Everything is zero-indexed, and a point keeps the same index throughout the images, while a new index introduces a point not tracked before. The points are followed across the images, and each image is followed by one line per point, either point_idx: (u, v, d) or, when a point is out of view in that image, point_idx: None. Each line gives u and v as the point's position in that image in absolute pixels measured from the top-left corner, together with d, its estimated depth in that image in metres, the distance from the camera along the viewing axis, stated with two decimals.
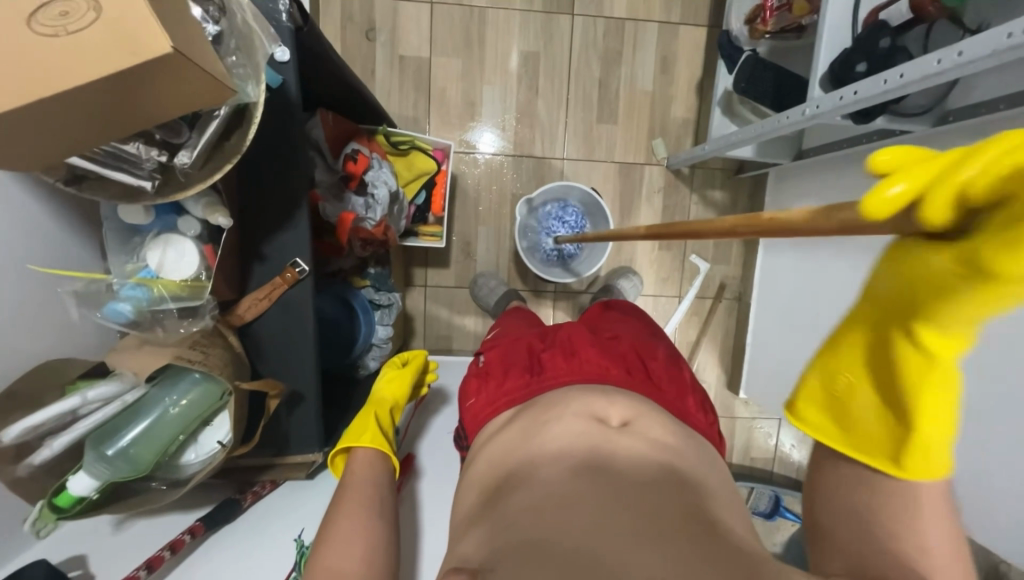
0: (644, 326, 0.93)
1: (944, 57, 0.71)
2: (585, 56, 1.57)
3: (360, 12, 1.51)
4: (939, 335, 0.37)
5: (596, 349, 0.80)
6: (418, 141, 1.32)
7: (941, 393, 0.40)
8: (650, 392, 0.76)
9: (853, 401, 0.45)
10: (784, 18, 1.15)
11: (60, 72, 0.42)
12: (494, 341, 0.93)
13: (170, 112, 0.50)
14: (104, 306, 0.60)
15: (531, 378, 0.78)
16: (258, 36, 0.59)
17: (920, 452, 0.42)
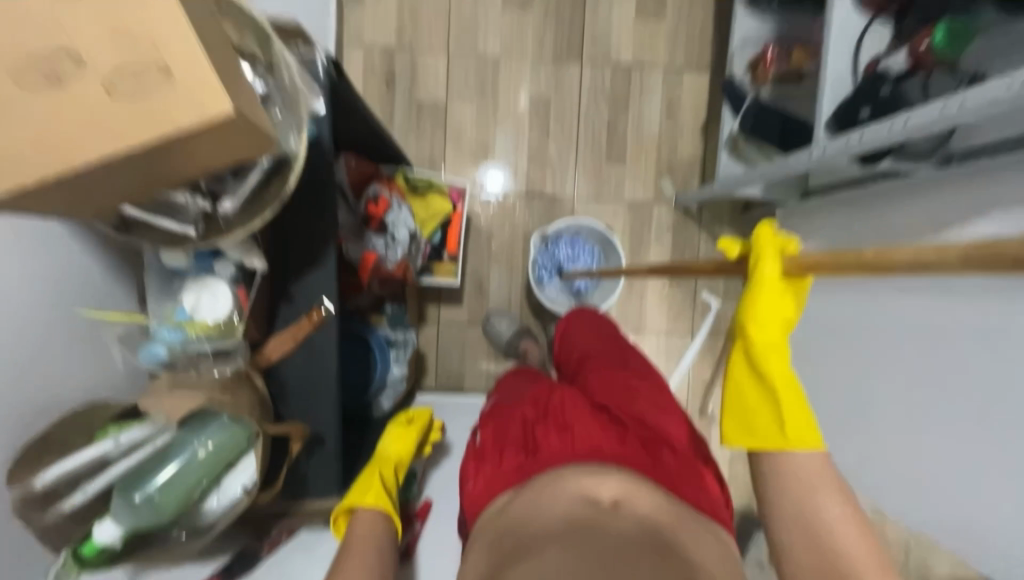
0: (632, 373, 0.87)
1: (947, 105, 0.74)
2: (594, 102, 1.64)
3: (381, 62, 1.59)
4: (769, 331, 0.63)
5: (588, 419, 0.76)
6: (436, 183, 1.37)
7: (789, 381, 0.64)
8: (649, 472, 0.71)
9: (751, 408, 0.66)
10: (783, 64, 1.26)
11: (119, 133, 0.41)
12: (489, 412, 0.87)
13: (218, 152, 0.50)
14: (142, 348, 0.63)
15: (525, 461, 0.73)
16: (303, 93, 0.62)
17: (798, 427, 0.63)
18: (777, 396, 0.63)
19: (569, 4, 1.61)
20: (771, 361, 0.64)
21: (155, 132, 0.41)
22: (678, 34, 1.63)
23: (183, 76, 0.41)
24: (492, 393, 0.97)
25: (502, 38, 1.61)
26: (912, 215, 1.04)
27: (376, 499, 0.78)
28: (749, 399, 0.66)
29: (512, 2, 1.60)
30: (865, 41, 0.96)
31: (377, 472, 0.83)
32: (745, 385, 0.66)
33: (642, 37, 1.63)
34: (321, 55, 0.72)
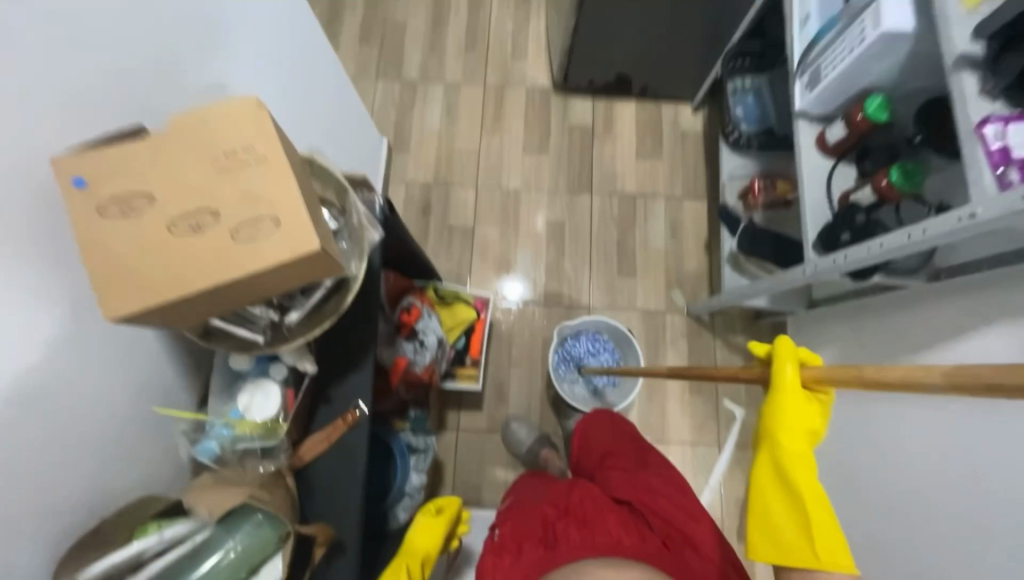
0: (644, 465, 0.95)
1: (912, 233, 0.82)
2: (604, 224, 1.85)
3: (420, 195, 1.88)
4: (792, 441, 0.69)
5: (607, 516, 0.81)
6: (462, 295, 1.51)
7: (814, 495, 0.68)
8: (665, 564, 0.77)
9: (778, 521, 0.69)
10: (769, 195, 1.47)
11: (233, 265, 0.53)
12: (508, 509, 0.93)
13: (289, 284, 0.60)
14: (198, 443, 0.70)
15: (547, 554, 0.78)
16: (368, 230, 0.75)
17: (827, 545, 0.65)
18: (806, 507, 0.67)
19: (579, 148, 1.92)
20: (792, 473, 0.69)
21: (260, 266, 0.53)
22: (674, 168, 1.89)
23: (289, 227, 0.54)
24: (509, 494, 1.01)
25: (523, 175, 1.90)
26: (916, 326, 1.09)
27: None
28: (775, 511, 0.70)
29: (531, 147, 1.92)
30: (834, 177, 1.11)
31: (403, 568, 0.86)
32: (769, 495, 0.71)
33: (643, 171, 1.89)
34: (378, 201, 0.90)
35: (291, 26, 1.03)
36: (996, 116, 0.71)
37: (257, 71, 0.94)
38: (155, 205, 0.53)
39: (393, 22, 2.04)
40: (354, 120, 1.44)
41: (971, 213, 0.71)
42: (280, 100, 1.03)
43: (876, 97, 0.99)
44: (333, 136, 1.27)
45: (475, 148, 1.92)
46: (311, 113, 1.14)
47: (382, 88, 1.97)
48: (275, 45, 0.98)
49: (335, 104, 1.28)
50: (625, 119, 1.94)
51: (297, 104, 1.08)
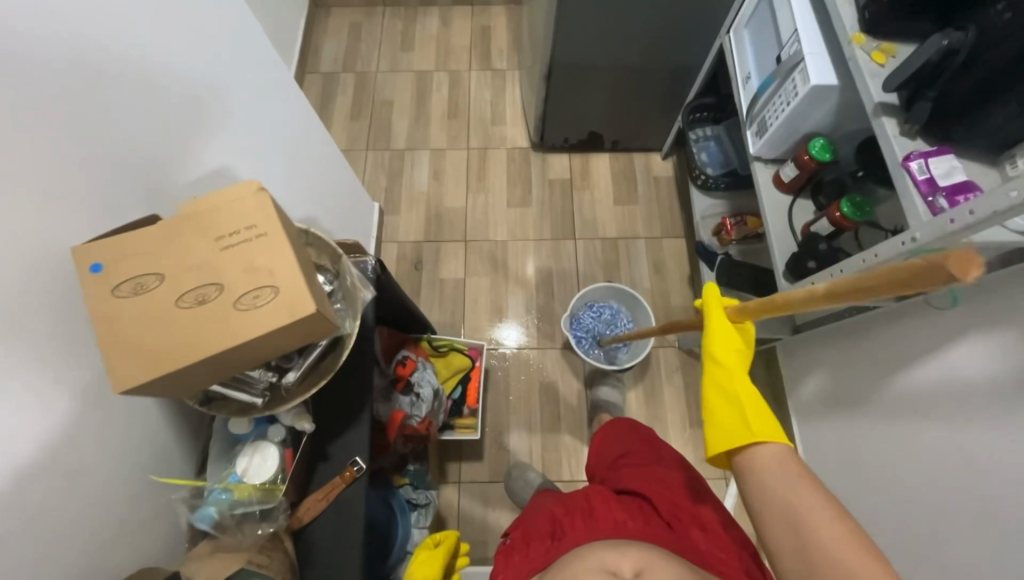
0: (652, 461, 1.04)
1: (866, 258, 0.87)
2: (590, 266, 1.93)
3: (412, 251, 1.96)
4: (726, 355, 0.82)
5: (613, 506, 0.92)
6: (456, 344, 1.54)
7: (748, 394, 0.76)
8: (670, 540, 0.85)
9: (723, 415, 0.74)
10: (743, 229, 1.55)
11: (229, 334, 0.57)
12: (523, 519, 1.05)
13: (290, 345, 0.64)
14: (195, 510, 0.71)
15: (550, 544, 0.90)
16: (360, 290, 0.80)
17: (758, 418, 0.69)
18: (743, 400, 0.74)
19: (560, 198, 2.04)
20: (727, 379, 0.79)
21: (262, 331, 0.57)
22: (651, 211, 2.00)
23: (289, 292, 0.59)
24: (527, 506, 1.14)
25: (509, 227, 2.00)
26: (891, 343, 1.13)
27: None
28: (718, 410, 0.76)
29: (515, 201, 2.04)
30: (794, 210, 1.20)
31: None
32: (714, 402, 0.78)
33: (622, 216, 2.00)
34: (370, 263, 0.95)
35: (287, 113, 1.15)
36: (918, 152, 0.80)
37: (260, 155, 1.03)
38: (162, 281, 0.58)
39: (381, 99, 2.23)
40: (347, 188, 1.54)
41: (911, 238, 0.77)
42: (282, 179, 1.12)
43: (817, 140, 1.10)
44: (328, 206, 1.36)
45: (462, 205, 2.04)
46: (308, 187, 1.23)
47: (372, 156, 2.12)
48: (273, 130, 1.09)
49: (329, 176, 1.38)
50: (600, 169, 2.08)
51: (295, 181, 1.17)
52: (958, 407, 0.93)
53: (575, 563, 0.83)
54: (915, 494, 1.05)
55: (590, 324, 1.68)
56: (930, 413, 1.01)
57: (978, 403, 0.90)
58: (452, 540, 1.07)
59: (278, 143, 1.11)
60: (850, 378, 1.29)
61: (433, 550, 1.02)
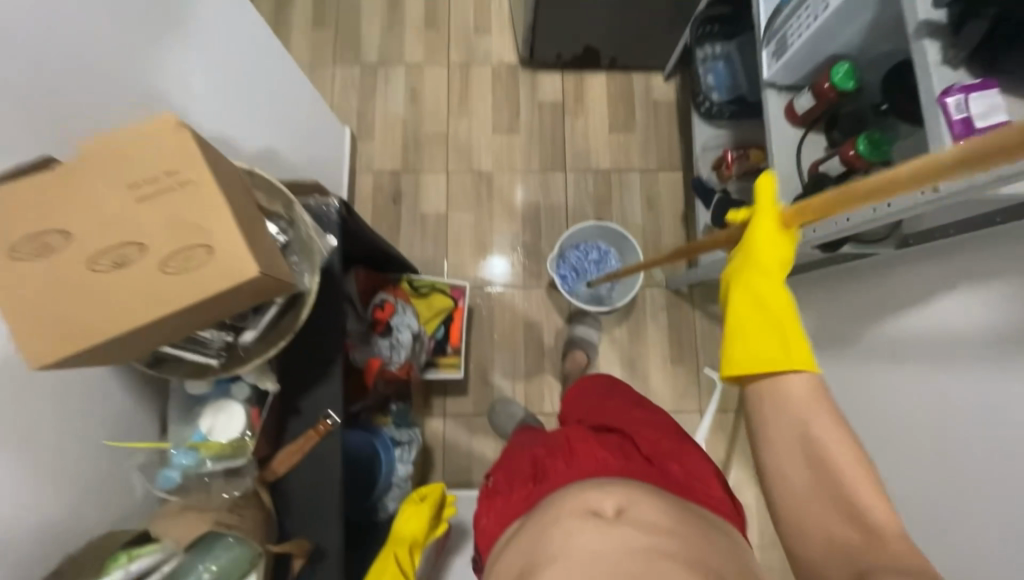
0: (628, 406, 1.08)
1: (878, 208, 0.80)
2: (580, 201, 1.82)
3: (390, 182, 1.82)
4: (771, 270, 0.74)
5: (593, 444, 0.94)
6: (437, 284, 1.49)
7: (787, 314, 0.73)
8: (649, 475, 0.90)
9: (753, 336, 0.72)
10: (745, 163, 1.44)
11: (157, 301, 0.50)
12: (504, 459, 1.08)
13: (237, 307, 0.58)
14: (160, 474, 0.69)
15: (533, 488, 0.93)
16: (318, 240, 0.72)
17: (796, 348, 0.69)
18: (782, 323, 0.71)
19: (551, 124, 1.87)
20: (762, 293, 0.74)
21: (194, 298, 0.50)
22: (648, 141, 1.85)
23: (224, 253, 0.51)
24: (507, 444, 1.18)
25: (495, 156, 1.85)
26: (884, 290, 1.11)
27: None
28: (747, 327, 0.74)
29: (502, 127, 1.87)
30: (804, 146, 1.09)
31: (391, 554, 0.97)
32: (743, 316, 0.75)
33: (617, 146, 1.85)
34: (332, 205, 0.87)
35: (234, 30, 0.98)
36: (959, 86, 0.69)
37: (187, 79, 0.88)
38: (74, 240, 0.50)
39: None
40: (311, 114, 1.37)
41: (932, 188, 0.69)
42: (223, 110, 0.98)
43: (843, 65, 0.97)
44: (288, 138, 1.22)
45: (443, 131, 1.86)
46: (258, 116, 1.08)
47: (340, 71, 1.88)
48: (211, 50, 0.93)
49: (289, 103, 1.22)
50: (596, 91, 1.88)
51: (241, 109, 1.03)
52: (940, 359, 0.93)
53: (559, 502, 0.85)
54: (881, 435, 1.09)
55: (576, 263, 1.64)
56: (910, 362, 1.01)
57: (954, 356, 0.89)
58: (439, 494, 1.09)
59: (217, 65, 0.95)
60: (836, 323, 1.28)
61: (418, 506, 1.04)
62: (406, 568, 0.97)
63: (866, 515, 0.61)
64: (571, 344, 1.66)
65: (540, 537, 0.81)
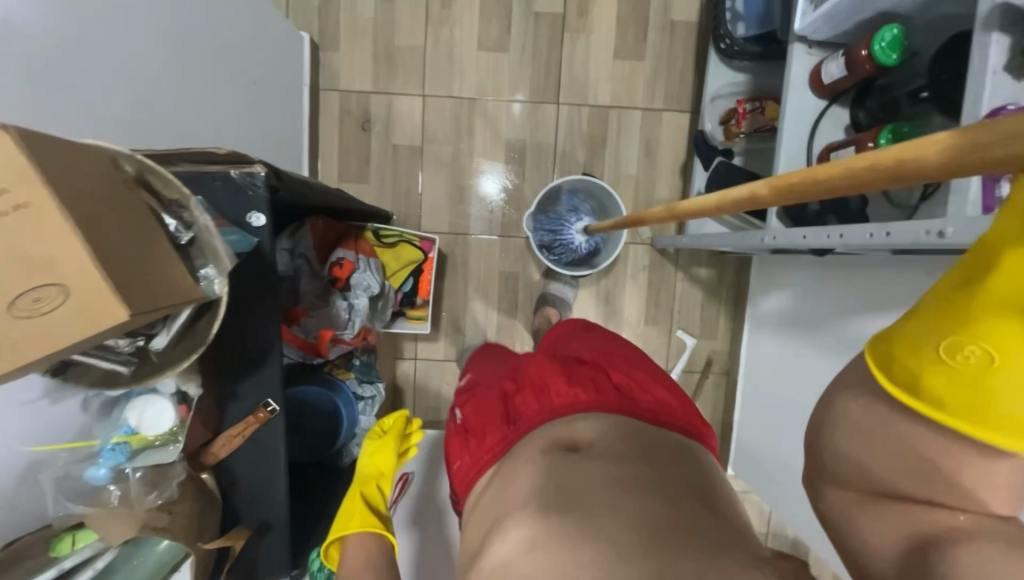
0: (601, 344, 0.97)
1: (875, 233, 0.70)
2: (571, 141, 1.63)
3: (357, 105, 1.61)
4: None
5: (564, 379, 0.82)
6: (405, 235, 1.41)
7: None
8: (627, 407, 0.78)
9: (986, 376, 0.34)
10: (758, 119, 1.26)
11: (10, 351, 0.44)
12: (468, 393, 0.96)
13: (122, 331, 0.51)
14: (87, 469, 0.68)
15: (507, 430, 0.80)
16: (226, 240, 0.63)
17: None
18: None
19: (546, 44, 1.60)
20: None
21: (56, 347, 0.45)
22: (657, 72, 1.60)
23: (85, 296, 0.45)
24: (469, 369, 1.08)
25: (479, 79, 1.61)
26: (878, 288, 1.04)
27: (359, 527, 0.90)
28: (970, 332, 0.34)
29: (489, 43, 1.60)
30: (822, 122, 0.94)
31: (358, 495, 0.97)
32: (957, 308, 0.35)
33: (620, 76, 1.61)
34: (258, 173, 0.77)
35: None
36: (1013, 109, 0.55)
37: (96, 54, 0.82)
38: None
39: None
40: (237, 32, 1.18)
41: (939, 231, 0.59)
42: (140, 74, 0.92)
43: (892, 29, 0.77)
44: (218, 76, 1.12)
45: (420, 43, 1.60)
46: (175, 62, 1.00)
47: None
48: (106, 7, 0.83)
49: (213, 34, 1.09)
50: (604, 3, 1.58)
51: (157, 60, 0.95)
52: None
53: (527, 448, 0.74)
54: None
55: (560, 219, 1.55)
56: None
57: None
58: (398, 427, 1.18)
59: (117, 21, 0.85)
60: (816, 311, 1.24)
61: (381, 440, 1.11)
62: (374, 499, 1.00)
63: (954, 508, 0.38)
64: (544, 300, 1.62)
65: (508, 484, 0.71)
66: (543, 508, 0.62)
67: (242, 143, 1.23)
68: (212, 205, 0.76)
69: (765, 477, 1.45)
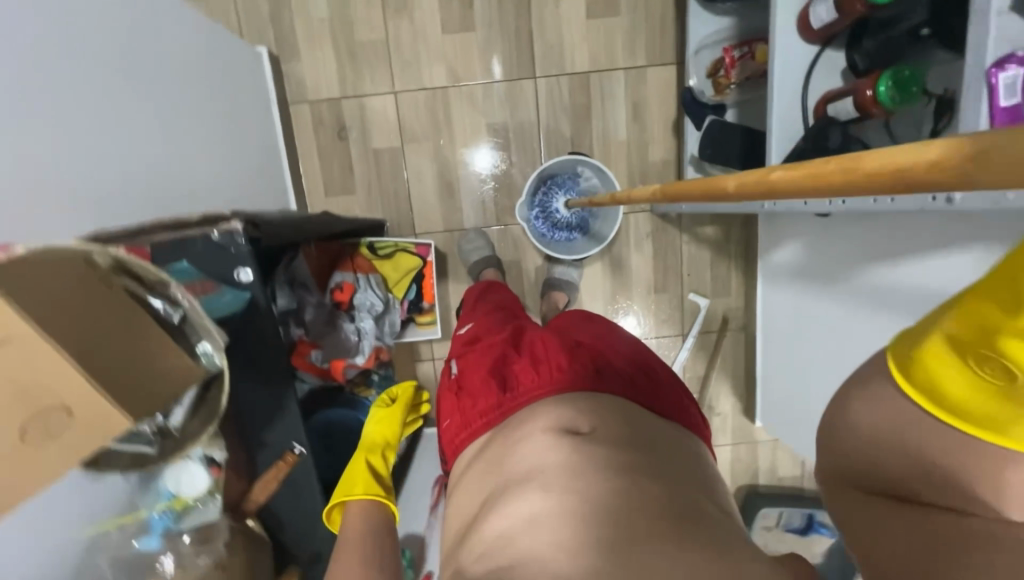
0: (597, 326, 0.93)
1: (878, 198, 0.66)
2: (554, 115, 1.55)
3: (330, 114, 1.55)
4: None
5: (563, 352, 0.78)
6: (401, 243, 1.38)
7: None
8: (627, 392, 0.74)
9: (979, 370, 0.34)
10: (749, 66, 1.18)
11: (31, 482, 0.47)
12: (463, 353, 0.93)
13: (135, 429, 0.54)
14: (141, 538, 0.77)
15: (502, 397, 0.75)
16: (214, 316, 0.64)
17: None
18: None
19: (513, 15, 1.51)
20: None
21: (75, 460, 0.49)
22: (636, 26, 1.50)
23: (89, 412, 0.49)
24: (462, 330, 1.05)
25: (449, 66, 1.53)
26: (896, 234, 0.99)
27: (364, 491, 0.84)
28: (992, 339, 0.34)
29: (453, 25, 1.51)
30: (815, 70, 0.87)
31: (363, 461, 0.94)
32: (979, 319, 0.35)
33: (597, 37, 1.51)
34: (236, 230, 0.76)
35: (69, 30, 0.83)
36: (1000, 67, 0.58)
37: (56, 128, 0.80)
38: None
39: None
40: (190, 69, 1.14)
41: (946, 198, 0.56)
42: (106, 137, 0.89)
43: None
44: (181, 114, 1.10)
45: (381, 38, 1.52)
46: (140, 112, 0.98)
47: None
48: (59, 75, 0.81)
49: (167, 72, 1.06)
50: None
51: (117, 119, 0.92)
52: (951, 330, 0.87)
53: (528, 423, 0.69)
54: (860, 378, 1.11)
55: (544, 200, 1.53)
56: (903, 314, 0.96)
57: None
58: (406, 398, 1.18)
59: (73, 86, 0.84)
60: (827, 262, 1.19)
61: (389, 408, 1.12)
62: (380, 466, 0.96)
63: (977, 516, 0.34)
64: (550, 285, 1.60)
65: (503, 458, 0.67)
66: (547, 486, 0.58)
67: (221, 181, 1.21)
68: (198, 269, 0.76)
69: (793, 429, 1.45)
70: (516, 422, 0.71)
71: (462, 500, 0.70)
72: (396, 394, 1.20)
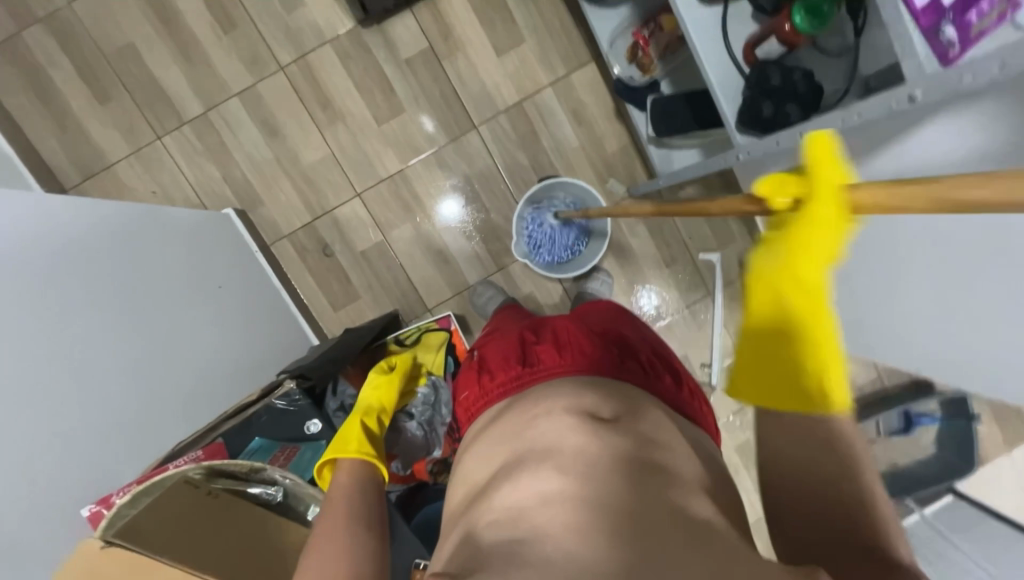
0: (618, 312, 0.88)
1: (846, 118, 0.71)
2: (507, 152, 1.61)
3: (310, 240, 1.61)
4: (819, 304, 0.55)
5: (585, 336, 0.76)
6: (423, 324, 1.37)
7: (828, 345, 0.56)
8: (645, 384, 0.72)
9: (779, 363, 0.60)
10: (662, 37, 1.24)
11: None
12: (488, 337, 0.91)
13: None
14: None
15: (520, 369, 0.74)
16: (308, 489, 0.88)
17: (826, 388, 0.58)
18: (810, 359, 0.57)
19: (433, 83, 1.59)
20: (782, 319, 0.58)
21: None
22: (544, 47, 1.58)
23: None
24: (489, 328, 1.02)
25: (396, 150, 1.60)
26: None
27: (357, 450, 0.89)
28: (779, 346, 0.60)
29: (384, 114, 1.59)
30: (728, 23, 0.93)
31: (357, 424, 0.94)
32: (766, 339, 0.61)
33: (515, 71, 1.59)
34: (291, 388, 0.98)
35: (46, 267, 0.92)
36: None
37: None
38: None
39: (123, 56, 1.55)
40: (172, 245, 1.22)
41: (910, 97, 0.62)
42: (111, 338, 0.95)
43: None
44: (177, 301, 1.14)
45: (327, 153, 1.59)
46: (136, 314, 1.03)
47: (172, 144, 1.57)
48: (48, 317, 0.88)
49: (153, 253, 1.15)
50: (461, 17, 1.57)
51: (106, 309, 0.98)
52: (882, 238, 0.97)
53: (547, 403, 0.66)
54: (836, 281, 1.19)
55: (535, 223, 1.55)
56: None
57: None
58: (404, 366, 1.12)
59: (70, 299, 0.94)
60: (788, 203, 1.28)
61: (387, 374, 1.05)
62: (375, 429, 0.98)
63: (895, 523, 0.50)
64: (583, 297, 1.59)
65: (518, 431, 0.65)
66: (562, 465, 0.56)
67: (236, 338, 1.26)
68: (273, 438, 0.96)
69: None
70: (527, 405, 0.69)
71: (464, 483, 0.68)
72: (394, 361, 1.16)
